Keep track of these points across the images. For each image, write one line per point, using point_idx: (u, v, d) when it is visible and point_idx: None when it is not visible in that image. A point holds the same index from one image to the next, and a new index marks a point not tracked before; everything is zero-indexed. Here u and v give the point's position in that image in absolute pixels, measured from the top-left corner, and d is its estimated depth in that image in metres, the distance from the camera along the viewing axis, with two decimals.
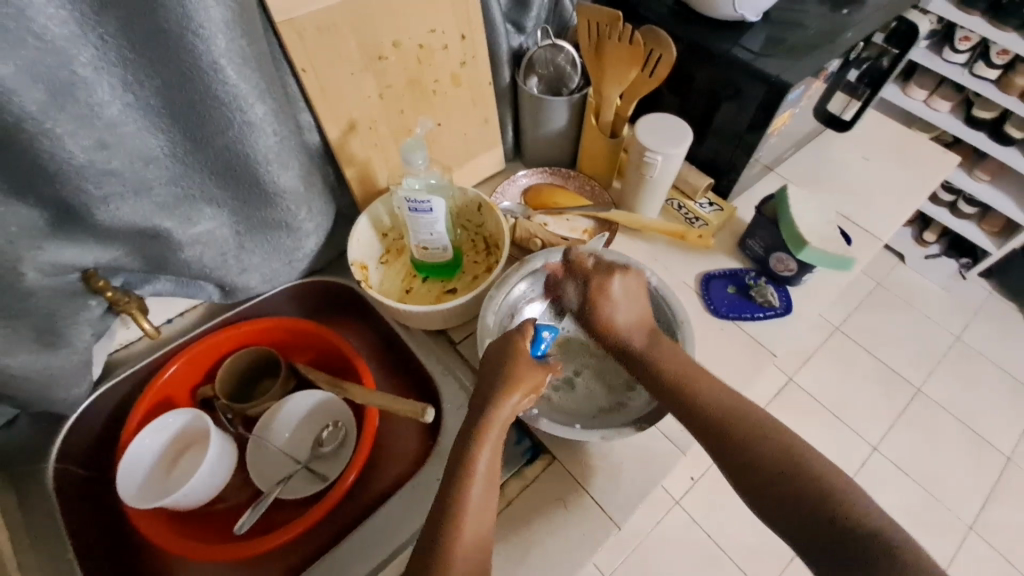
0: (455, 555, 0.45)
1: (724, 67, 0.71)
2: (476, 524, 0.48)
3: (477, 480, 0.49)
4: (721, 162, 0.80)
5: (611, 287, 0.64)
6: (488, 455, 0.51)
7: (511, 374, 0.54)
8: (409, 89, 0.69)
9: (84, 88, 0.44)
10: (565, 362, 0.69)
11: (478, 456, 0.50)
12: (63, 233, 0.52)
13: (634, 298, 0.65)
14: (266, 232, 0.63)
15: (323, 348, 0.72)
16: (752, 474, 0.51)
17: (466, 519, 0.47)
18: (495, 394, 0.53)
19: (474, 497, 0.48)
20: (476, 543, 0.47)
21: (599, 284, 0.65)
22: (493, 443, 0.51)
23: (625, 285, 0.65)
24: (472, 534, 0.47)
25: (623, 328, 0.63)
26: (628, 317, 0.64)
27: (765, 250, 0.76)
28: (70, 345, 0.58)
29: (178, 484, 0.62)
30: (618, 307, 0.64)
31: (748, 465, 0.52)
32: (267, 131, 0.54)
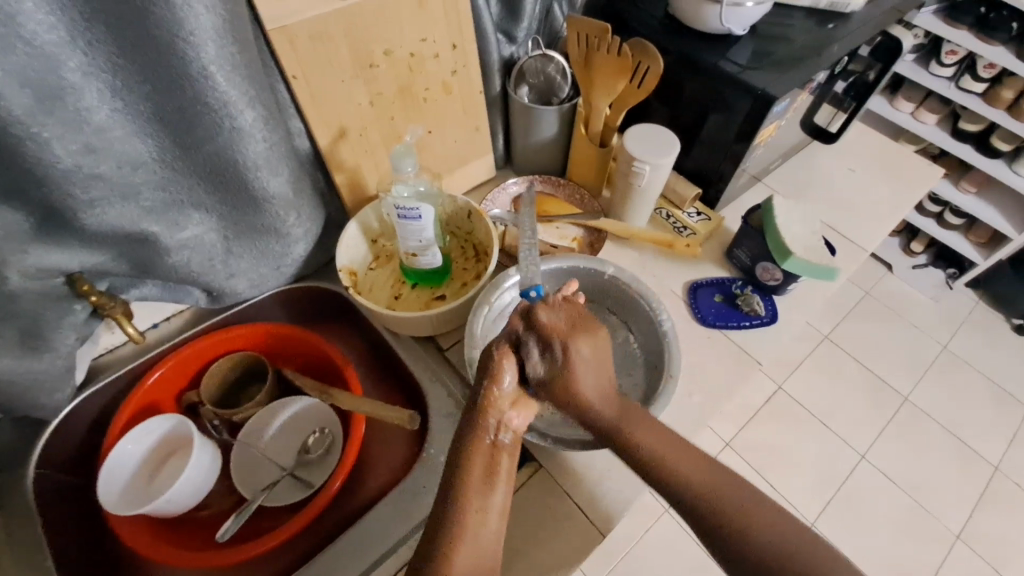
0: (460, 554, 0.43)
1: (712, 79, 0.71)
2: None
3: (477, 469, 0.46)
4: (709, 172, 0.81)
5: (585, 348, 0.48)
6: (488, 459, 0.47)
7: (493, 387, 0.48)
8: (399, 97, 0.70)
9: (73, 92, 0.44)
10: None
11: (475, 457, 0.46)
12: (49, 236, 0.52)
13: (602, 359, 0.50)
14: (254, 238, 0.63)
15: (310, 354, 0.72)
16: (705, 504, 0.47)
17: (475, 518, 0.44)
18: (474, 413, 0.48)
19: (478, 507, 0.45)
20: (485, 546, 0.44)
21: (571, 344, 0.48)
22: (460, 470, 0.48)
23: (588, 353, 0.48)
24: None
25: (590, 398, 0.48)
26: (589, 381, 0.48)
27: (751, 259, 0.76)
28: (53, 350, 0.58)
29: (160, 491, 0.62)
30: (583, 375, 0.48)
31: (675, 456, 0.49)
32: (256, 138, 0.54)
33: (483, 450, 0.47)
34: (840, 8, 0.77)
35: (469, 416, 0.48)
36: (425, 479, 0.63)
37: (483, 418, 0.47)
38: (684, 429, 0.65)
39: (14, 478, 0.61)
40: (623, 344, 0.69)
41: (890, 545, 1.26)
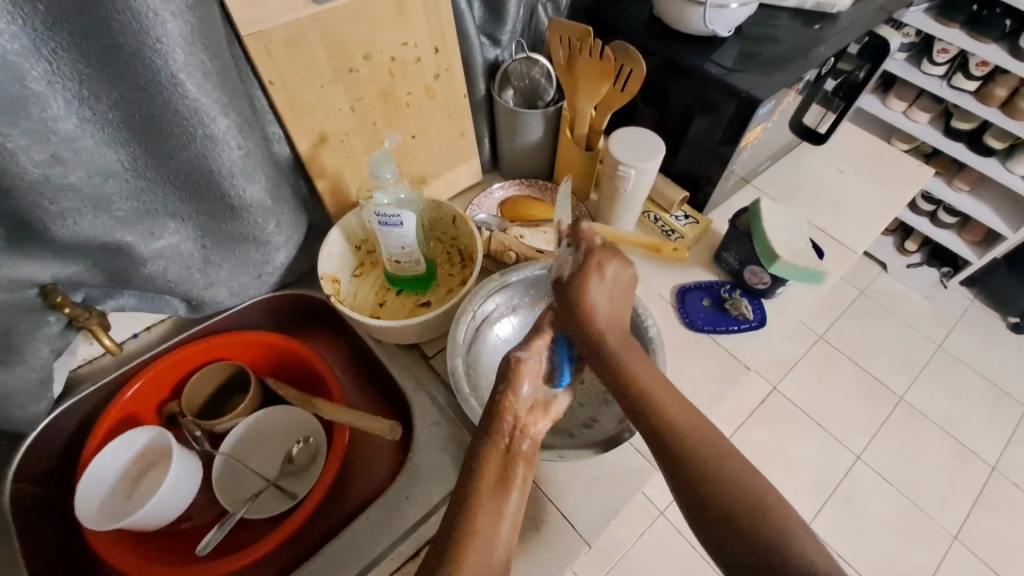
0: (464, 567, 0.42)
1: (697, 82, 0.71)
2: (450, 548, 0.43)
3: (490, 474, 0.47)
4: (696, 174, 0.80)
5: (609, 268, 0.57)
6: (493, 462, 0.48)
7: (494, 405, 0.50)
8: (381, 102, 0.69)
9: (37, 101, 0.43)
10: None
11: (486, 461, 0.48)
12: (19, 246, 0.51)
13: (621, 291, 0.58)
14: (233, 246, 0.62)
15: (293, 362, 0.71)
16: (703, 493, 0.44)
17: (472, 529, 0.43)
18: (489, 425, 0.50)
19: (483, 522, 0.45)
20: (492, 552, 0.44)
21: (597, 260, 0.56)
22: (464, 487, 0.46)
23: (608, 279, 0.57)
24: (436, 547, 0.44)
25: (602, 311, 0.55)
26: (598, 301, 0.55)
27: (739, 263, 0.76)
28: (26, 363, 0.56)
29: (139, 505, 0.61)
30: (597, 294, 0.56)
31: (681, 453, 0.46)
32: (230, 145, 0.53)
33: (495, 455, 0.48)
34: (827, 9, 0.76)
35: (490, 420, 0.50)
36: (409, 489, 0.62)
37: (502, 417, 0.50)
38: None
39: None
40: None
41: (887, 546, 1.25)
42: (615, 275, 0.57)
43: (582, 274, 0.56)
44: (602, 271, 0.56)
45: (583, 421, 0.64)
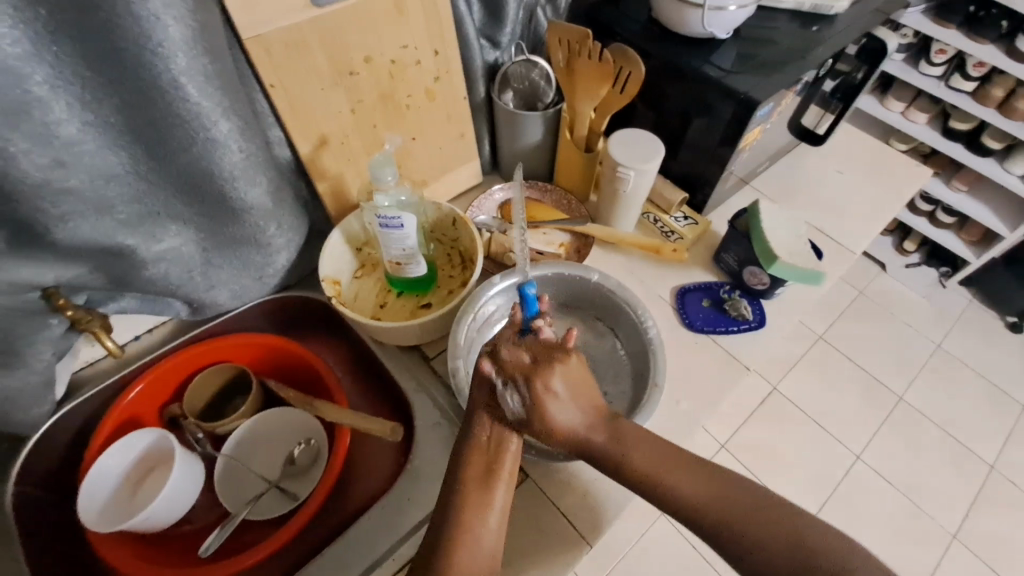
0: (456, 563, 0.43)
1: (695, 84, 0.71)
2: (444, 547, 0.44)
3: (476, 464, 0.48)
4: (695, 175, 0.80)
5: (557, 384, 0.48)
6: (479, 454, 0.49)
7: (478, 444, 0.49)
8: (381, 104, 0.70)
9: (39, 106, 0.43)
10: None
11: (473, 453, 0.49)
12: (21, 250, 0.51)
13: (582, 386, 0.50)
14: (234, 248, 0.63)
15: (294, 364, 0.71)
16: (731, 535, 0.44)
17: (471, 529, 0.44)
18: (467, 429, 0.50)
19: (475, 513, 0.46)
20: (486, 544, 0.46)
21: (543, 383, 0.48)
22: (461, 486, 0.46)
23: (561, 387, 0.49)
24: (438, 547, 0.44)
25: (572, 428, 0.49)
26: (571, 419, 0.49)
27: (738, 264, 0.76)
28: (27, 365, 0.56)
29: (141, 507, 0.61)
30: (560, 410, 0.49)
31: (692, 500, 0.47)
32: (232, 148, 0.54)
33: (480, 447, 0.49)
34: (824, 10, 0.77)
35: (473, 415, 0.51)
36: (410, 491, 0.62)
37: (483, 416, 0.50)
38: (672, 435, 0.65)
39: None
40: (610, 350, 0.69)
41: (886, 546, 1.25)
42: (568, 380, 0.49)
43: (538, 415, 0.48)
44: (550, 393, 0.48)
45: None
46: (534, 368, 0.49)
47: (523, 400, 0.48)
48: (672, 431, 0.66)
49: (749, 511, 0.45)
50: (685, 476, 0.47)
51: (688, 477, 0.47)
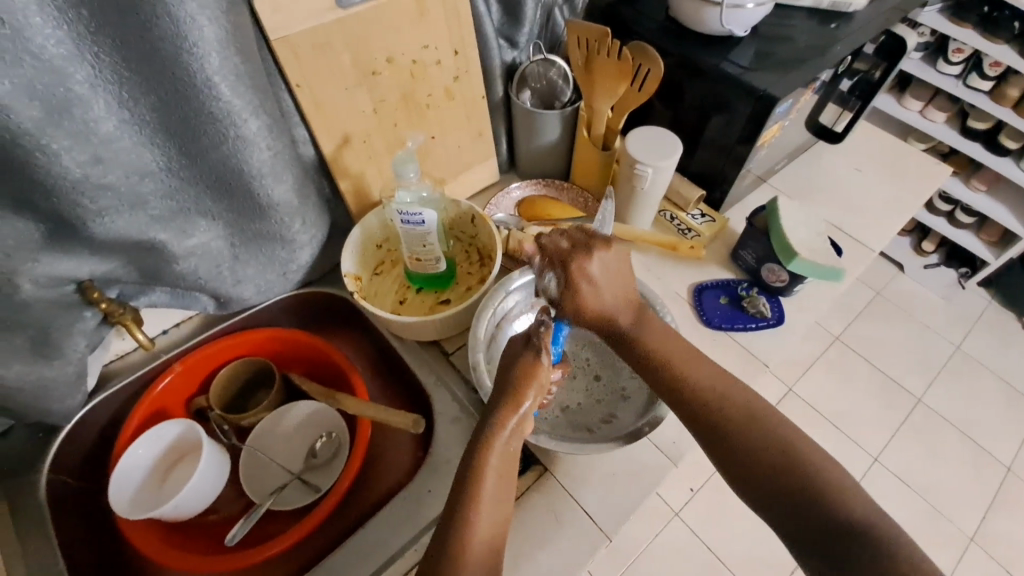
0: (468, 558, 0.43)
1: (713, 82, 0.72)
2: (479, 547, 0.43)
3: (492, 469, 0.46)
4: (712, 173, 0.81)
5: (592, 267, 0.53)
6: (496, 463, 0.47)
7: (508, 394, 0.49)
8: (402, 104, 0.71)
9: (80, 104, 0.45)
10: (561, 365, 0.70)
11: (489, 461, 0.47)
12: (58, 245, 0.53)
13: (619, 274, 0.55)
14: (259, 244, 0.64)
15: (316, 359, 0.72)
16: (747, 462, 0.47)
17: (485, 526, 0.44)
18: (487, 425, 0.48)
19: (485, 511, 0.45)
20: (488, 544, 0.44)
21: (577, 266, 0.53)
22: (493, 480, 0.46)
23: (598, 264, 0.53)
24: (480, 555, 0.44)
25: (603, 311, 0.54)
26: (605, 300, 0.54)
27: (757, 261, 0.76)
28: (63, 356, 0.58)
29: (169, 496, 0.62)
30: (594, 287, 0.53)
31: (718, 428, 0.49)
32: (260, 146, 0.55)
33: (498, 449, 0.47)
34: (842, 8, 0.77)
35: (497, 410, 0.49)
36: (427, 486, 0.63)
37: (509, 410, 0.48)
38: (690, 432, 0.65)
39: (26, 482, 0.61)
40: None
41: None
42: (604, 266, 0.54)
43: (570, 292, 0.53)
44: (586, 271, 0.53)
45: (602, 417, 0.65)
46: (571, 252, 0.53)
47: (558, 277, 0.54)
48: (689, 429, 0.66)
49: (767, 429, 0.47)
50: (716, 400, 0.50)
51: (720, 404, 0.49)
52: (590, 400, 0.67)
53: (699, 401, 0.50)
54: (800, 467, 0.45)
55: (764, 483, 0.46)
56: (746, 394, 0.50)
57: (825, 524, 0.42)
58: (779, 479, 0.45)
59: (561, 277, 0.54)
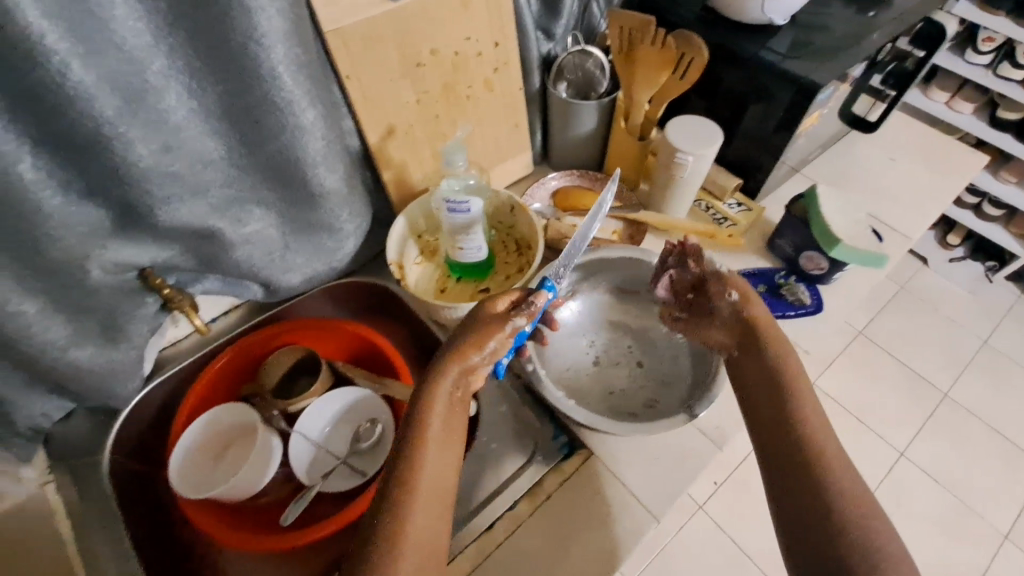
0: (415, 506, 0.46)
1: (753, 70, 0.72)
2: (428, 508, 0.46)
3: (433, 423, 0.50)
4: (749, 162, 0.81)
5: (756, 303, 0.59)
6: (441, 412, 0.51)
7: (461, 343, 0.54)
8: (444, 95, 0.72)
9: (154, 94, 0.46)
10: (602, 350, 0.71)
11: (429, 421, 0.50)
12: (126, 232, 0.54)
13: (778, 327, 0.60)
14: (309, 232, 0.66)
15: (360, 345, 0.74)
16: (788, 452, 0.50)
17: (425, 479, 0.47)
18: (432, 373, 0.53)
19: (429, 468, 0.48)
20: (436, 495, 0.48)
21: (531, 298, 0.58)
22: (436, 438, 0.50)
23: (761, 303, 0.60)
24: (427, 509, 0.46)
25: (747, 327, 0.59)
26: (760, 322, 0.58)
27: (795, 249, 0.76)
28: (129, 340, 0.60)
29: (224, 478, 0.64)
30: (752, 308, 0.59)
31: (781, 423, 0.52)
32: (316, 135, 0.57)
33: (440, 402, 0.51)
34: None
35: (451, 349, 0.54)
36: (469, 481, 0.63)
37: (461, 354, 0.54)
38: (732, 419, 0.66)
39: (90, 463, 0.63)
40: (668, 333, 0.70)
41: (930, 545, 1.23)
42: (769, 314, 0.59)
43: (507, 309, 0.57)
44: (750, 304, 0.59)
45: (645, 402, 0.66)
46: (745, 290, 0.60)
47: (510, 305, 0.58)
48: (732, 415, 0.66)
49: (812, 443, 0.49)
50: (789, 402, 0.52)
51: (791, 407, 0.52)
52: (632, 385, 0.68)
53: (777, 428, 0.52)
54: (846, 522, 0.44)
55: (789, 489, 0.48)
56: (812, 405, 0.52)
57: (819, 529, 0.45)
58: (806, 481, 0.47)
59: (741, 297, 0.59)
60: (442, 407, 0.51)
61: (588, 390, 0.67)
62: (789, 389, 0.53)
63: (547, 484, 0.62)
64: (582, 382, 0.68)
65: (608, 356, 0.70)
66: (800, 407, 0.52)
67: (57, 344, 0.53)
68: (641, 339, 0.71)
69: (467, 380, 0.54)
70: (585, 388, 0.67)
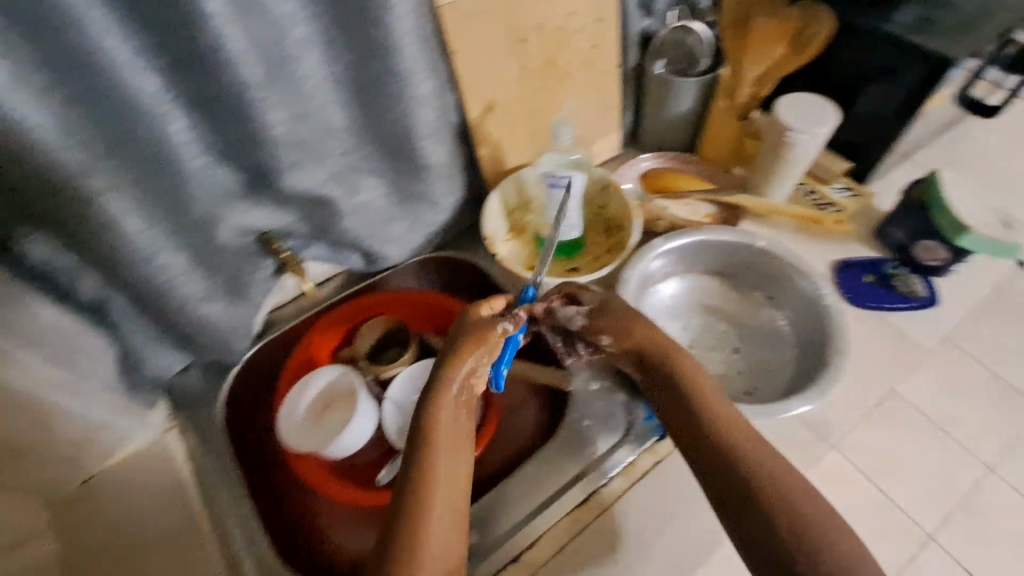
0: (432, 515, 0.46)
1: (876, 45, 0.67)
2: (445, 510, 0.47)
3: (443, 429, 0.50)
4: (859, 144, 0.76)
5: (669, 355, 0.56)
6: (448, 417, 0.51)
7: (467, 344, 0.54)
8: (544, 71, 0.72)
9: (295, 61, 0.49)
10: (697, 333, 0.69)
11: (439, 417, 0.51)
12: (253, 196, 0.57)
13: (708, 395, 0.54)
14: (411, 203, 0.67)
15: (448, 318, 0.75)
16: (745, 497, 0.48)
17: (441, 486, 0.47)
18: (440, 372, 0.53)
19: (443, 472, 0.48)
20: (452, 505, 0.47)
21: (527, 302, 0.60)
22: (446, 443, 0.50)
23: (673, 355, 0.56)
24: (443, 512, 0.46)
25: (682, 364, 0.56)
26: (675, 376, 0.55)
27: (910, 238, 0.72)
28: (249, 300, 0.63)
29: (323, 437, 0.65)
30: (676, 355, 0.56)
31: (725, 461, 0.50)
32: (430, 106, 0.58)
33: (446, 403, 0.51)
34: None
35: (452, 353, 0.54)
36: (552, 464, 0.62)
37: (471, 347, 0.54)
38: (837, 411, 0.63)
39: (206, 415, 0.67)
40: (768, 321, 0.68)
41: None
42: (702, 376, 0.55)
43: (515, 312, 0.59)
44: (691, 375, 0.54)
45: (742, 390, 0.64)
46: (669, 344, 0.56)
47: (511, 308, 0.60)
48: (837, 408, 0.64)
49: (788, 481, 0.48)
50: (742, 437, 0.51)
51: (738, 440, 0.50)
52: (730, 371, 0.66)
53: (724, 466, 0.49)
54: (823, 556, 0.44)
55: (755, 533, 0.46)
56: (755, 437, 0.51)
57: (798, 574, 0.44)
58: (788, 520, 0.46)
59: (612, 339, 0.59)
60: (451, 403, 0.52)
61: (687, 371, 0.66)
62: (716, 420, 0.52)
63: (642, 462, 0.61)
64: None
65: (703, 340, 0.68)
66: (717, 439, 0.51)
67: (196, 296, 0.56)
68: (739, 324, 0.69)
69: (473, 381, 0.54)
70: (685, 370, 0.66)
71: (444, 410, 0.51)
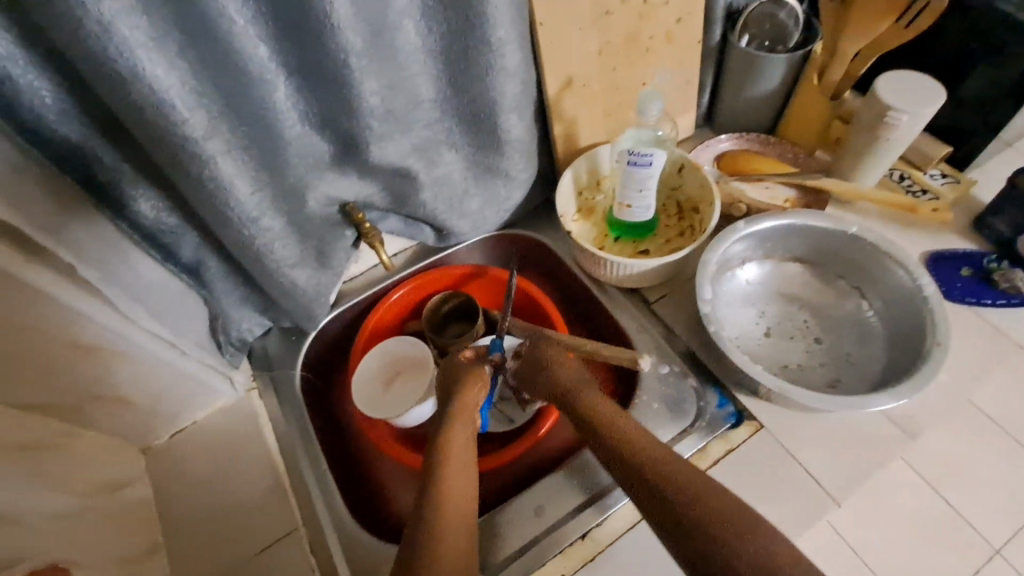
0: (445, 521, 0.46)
1: (991, 20, 0.62)
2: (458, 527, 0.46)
3: (453, 451, 0.51)
4: (962, 128, 0.71)
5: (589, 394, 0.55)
6: (461, 438, 0.53)
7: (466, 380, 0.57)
8: (626, 46, 0.70)
9: (395, 30, 0.49)
10: (776, 320, 0.67)
11: (453, 435, 0.53)
12: (340, 166, 0.59)
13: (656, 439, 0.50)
14: (487, 179, 0.67)
15: (517, 296, 0.76)
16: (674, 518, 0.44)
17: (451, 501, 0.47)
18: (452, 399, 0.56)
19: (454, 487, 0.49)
20: (464, 517, 0.47)
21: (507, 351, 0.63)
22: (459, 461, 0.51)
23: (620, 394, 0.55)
24: (455, 524, 0.46)
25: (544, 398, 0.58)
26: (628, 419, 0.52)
27: (1014, 230, 0.67)
28: (333, 268, 0.65)
29: (392, 403, 0.67)
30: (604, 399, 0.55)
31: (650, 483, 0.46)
32: (516, 79, 0.57)
33: (457, 432, 0.53)
34: None
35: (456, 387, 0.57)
36: None
37: (471, 380, 0.57)
38: (926, 409, 0.60)
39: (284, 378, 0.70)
40: (854, 312, 0.66)
41: None
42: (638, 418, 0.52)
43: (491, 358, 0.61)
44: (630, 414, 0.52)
45: (826, 381, 0.62)
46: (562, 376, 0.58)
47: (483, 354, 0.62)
48: (926, 405, 0.60)
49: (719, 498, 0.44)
50: (670, 459, 0.47)
51: (662, 461, 0.47)
52: (810, 361, 0.64)
53: (652, 488, 0.46)
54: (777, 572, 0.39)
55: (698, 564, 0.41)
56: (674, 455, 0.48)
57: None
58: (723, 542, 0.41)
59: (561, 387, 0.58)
60: (466, 428, 0.54)
61: (766, 359, 0.64)
62: (627, 439, 0.50)
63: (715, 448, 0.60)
64: (758, 352, 0.64)
65: (783, 328, 0.66)
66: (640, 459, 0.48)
67: (289, 261, 0.58)
68: (820, 315, 0.67)
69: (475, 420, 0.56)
70: (765, 355, 0.64)
71: (458, 430, 0.53)
